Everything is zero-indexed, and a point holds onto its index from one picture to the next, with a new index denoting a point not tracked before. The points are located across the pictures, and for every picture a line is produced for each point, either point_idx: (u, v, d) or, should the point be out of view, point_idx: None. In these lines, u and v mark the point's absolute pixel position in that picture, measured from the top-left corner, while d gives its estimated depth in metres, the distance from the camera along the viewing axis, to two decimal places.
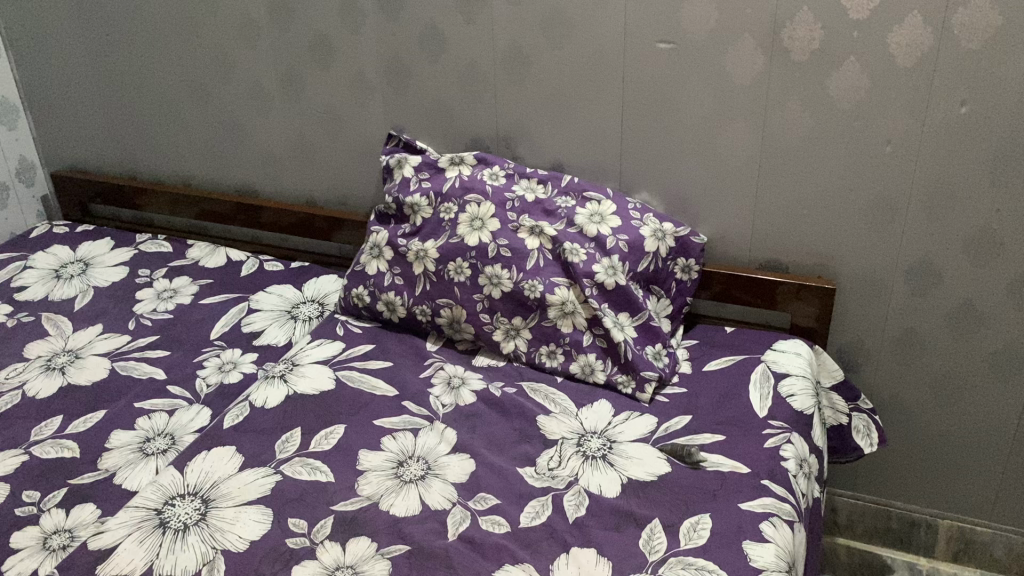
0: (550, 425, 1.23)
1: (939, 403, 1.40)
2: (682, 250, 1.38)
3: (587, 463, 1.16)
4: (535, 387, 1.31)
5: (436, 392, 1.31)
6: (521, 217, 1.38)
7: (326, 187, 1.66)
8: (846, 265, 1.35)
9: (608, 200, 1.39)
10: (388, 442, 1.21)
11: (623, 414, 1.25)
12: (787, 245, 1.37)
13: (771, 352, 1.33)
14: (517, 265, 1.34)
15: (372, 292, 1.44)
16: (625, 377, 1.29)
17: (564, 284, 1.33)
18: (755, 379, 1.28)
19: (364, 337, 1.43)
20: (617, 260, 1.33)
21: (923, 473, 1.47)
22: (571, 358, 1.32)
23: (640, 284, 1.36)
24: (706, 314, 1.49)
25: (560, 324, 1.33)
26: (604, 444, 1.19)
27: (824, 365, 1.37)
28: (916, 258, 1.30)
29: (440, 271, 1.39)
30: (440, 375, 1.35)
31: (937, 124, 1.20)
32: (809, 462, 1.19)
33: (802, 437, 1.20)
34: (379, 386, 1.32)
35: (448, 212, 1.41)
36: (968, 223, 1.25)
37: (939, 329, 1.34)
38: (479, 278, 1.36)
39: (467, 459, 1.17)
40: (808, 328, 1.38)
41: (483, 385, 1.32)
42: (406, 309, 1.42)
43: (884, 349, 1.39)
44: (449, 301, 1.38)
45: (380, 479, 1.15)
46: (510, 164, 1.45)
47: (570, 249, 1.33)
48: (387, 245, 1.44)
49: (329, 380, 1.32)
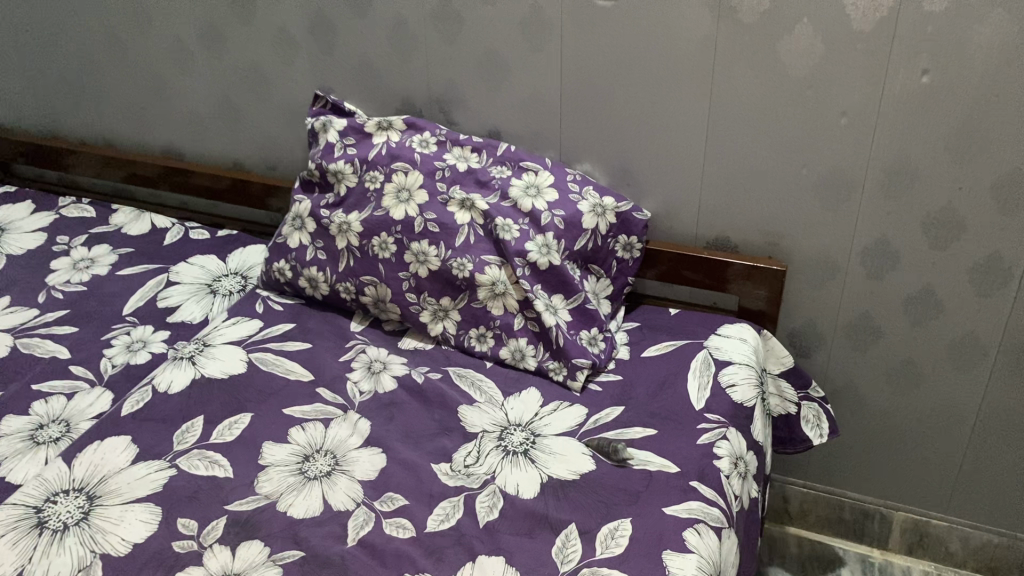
0: (471, 417, 1.14)
1: (895, 392, 1.31)
2: (623, 226, 1.28)
3: (506, 459, 1.07)
4: (462, 373, 1.22)
5: (354, 378, 1.21)
6: (451, 189, 1.28)
7: (254, 151, 1.55)
8: (800, 245, 1.25)
9: (546, 171, 1.29)
10: (296, 434, 1.13)
11: (552, 404, 1.17)
12: (735, 222, 1.28)
13: (714, 339, 1.24)
14: (446, 241, 1.25)
15: (294, 267, 1.35)
16: (556, 364, 1.21)
17: (495, 262, 1.23)
18: (694, 369, 1.20)
19: (284, 316, 1.34)
20: (551, 237, 1.23)
21: (877, 464, 1.39)
22: (501, 343, 1.24)
23: (577, 263, 1.26)
24: (651, 295, 1.40)
25: (490, 306, 1.24)
26: (527, 439, 1.10)
27: (773, 351, 1.28)
28: (873, 238, 1.21)
29: (364, 247, 1.29)
30: (361, 358, 1.25)
31: (896, 95, 1.10)
32: (747, 459, 1.11)
33: (739, 433, 1.12)
34: (294, 370, 1.23)
35: (373, 181, 1.30)
36: (928, 203, 1.15)
37: (895, 315, 1.25)
38: (405, 255, 1.26)
39: (378, 453, 1.09)
40: (757, 311, 1.30)
41: (405, 370, 1.23)
42: (329, 286, 1.32)
43: (837, 335, 1.30)
44: (373, 279, 1.28)
45: (282, 475, 1.07)
46: (442, 130, 1.33)
47: (501, 226, 1.23)
48: (309, 216, 1.34)
49: (241, 364, 1.24)
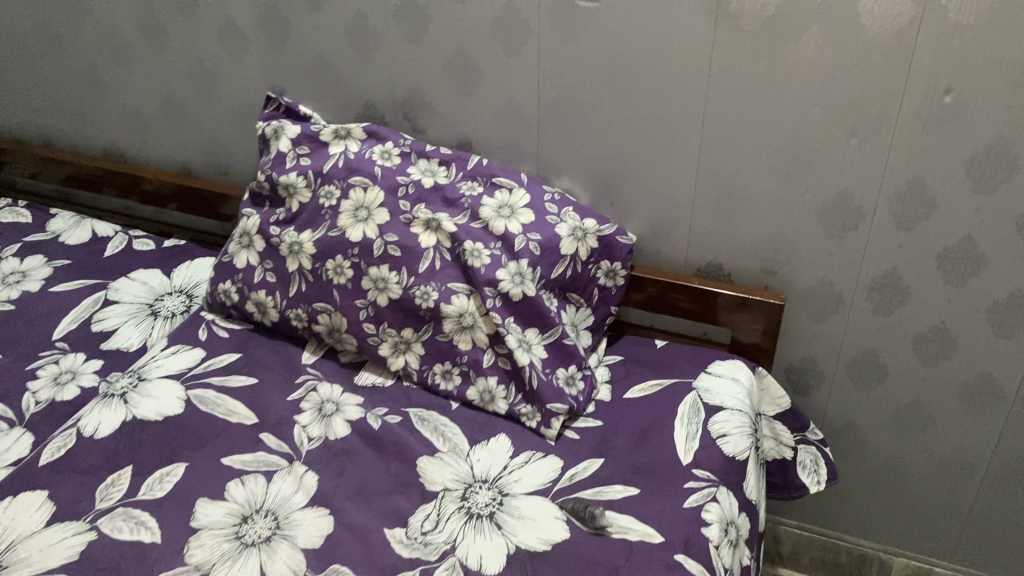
0: (431, 472, 1.02)
1: (901, 435, 1.20)
2: (606, 251, 1.15)
3: (468, 525, 0.96)
4: (424, 416, 1.10)
5: (304, 421, 1.09)
6: (415, 207, 1.14)
7: (203, 153, 1.40)
8: (802, 276, 1.13)
9: (522, 188, 1.15)
10: (234, 489, 1.00)
11: (522, 455, 1.04)
12: (729, 249, 1.15)
13: (703, 379, 1.12)
14: (408, 267, 1.11)
15: (241, 290, 1.22)
16: (529, 408, 1.08)
17: (463, 291, 1.10)
18: (682, 414, 1.08)
19: (230, 345, 1.21)
20: (526, 265, 1.10)
21: (878, 508, 1.28)
22: (468, 381, 1.11)
23: (555, 293, 1.13)
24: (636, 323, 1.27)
25: (456, 339, 1.11)
26: (493, 501, 0.98)
27: (768, 391, 1.17)
28: (883, 272, 1.08)
29: (316, 271, 1.16)
30: (312, 398, 1.13)
31: (914, 115, 0.96)
32: (739, 523, 0.99)
33: (730, 493, 1.00)
34: (236, 412, 1.11)
35: (329, 197, 1.17)
36: (946, 235, 1.03)
37: (903, 354, 1.13)
38: (363, 281, 1.13)
39: (325, 515, 0.97)
40: (751, 345, 1.18)
41: (361, 412, 1.10)
42: (278, 312, 1.19)
43: (839, 372, 1.19)
44: (327, 306, 1.15)
45: (216, 542, 0.94)
46: (406, 140, 1.19)
47: (470, 251, 1.10)
48: (257, 233, 1.21)
49: (178, 403, 1.11)
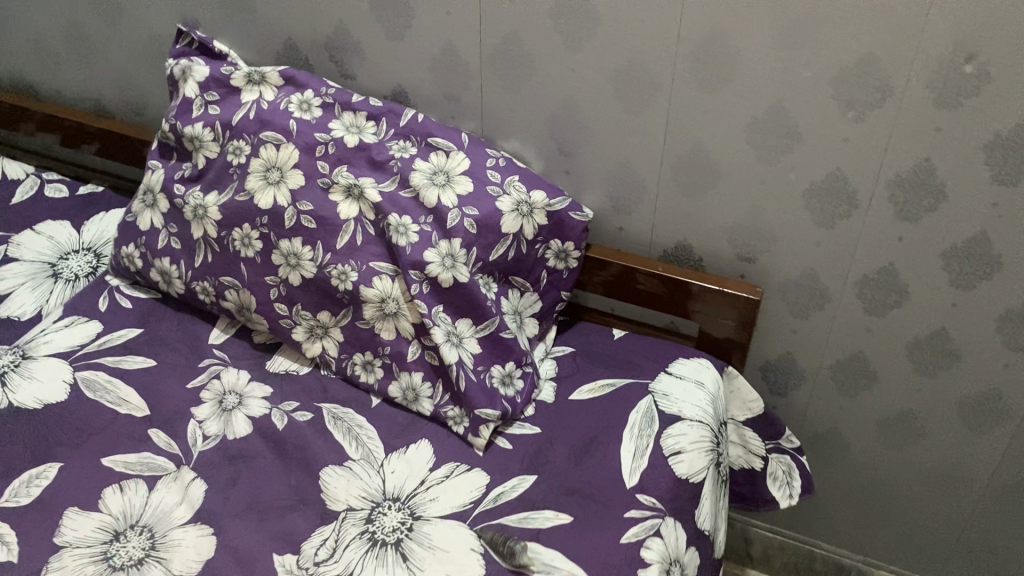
0: (335, 487, 0.89)
1: (888, 446, 1.05)
2: (557, 229, 0.98)
3: (369, 555, 0.83)
4: (339, 415, 0.96)
5: (201, 416, 0.96)
6: (335, 169, 0.97)
7: (117, 91, 1.24)
8: (782, 266, 0.96)
9: (461, 152, 0.98)
10: (110, 498, 0.88)
11: (444, 468, 0.91)
12: (700, 231, 0.99)
13: (661, 382, 0.98)
14: (324, 241, 0.96)
15: (144, 256, 1.07)
16: (457, 411, 0.94)
17: (388, 273, 0.95)
18: (632, 424, 0.93)
19: (131, 318, 1.08)
20: (459, 245, 0.93)
21: (858, 517, 1.14)
22: (391, 375, 0.97)
23: (495, 277, 0.97)
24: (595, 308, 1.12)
25: (378, 327, 0.96)
26: (402, 525, 0.85)
27: (738, 394, 1.02)
28: (877, 268, 0.92)
29: (222, 240, 1.01)
30: (215, 388, 0.99)
31: (925, 86, 0.78)
32: (686, 560, 0.85)
33: (678, 524, 0.86)
34: (127, 401, 0.97)
35: (237, 153, 1.00)
36: (954, 230, 0.85)
37: (896, 359, 0.97)
38: (273, 255, 0.98)
39: (208, 535, 0.85)
40: (722, 340, 1.02)
41: (267, 408, 0.97)
42: (184, 283, 1.05)
43: (821, 374, 1.03)
44: (234, 281, 1.01)
45: (79, 563, 0.82)
46: (330, 88, 1.02)
47: (396, 225, 0.93)
48: (162, 191, 1.06)
49: (61, 388, 0.98)
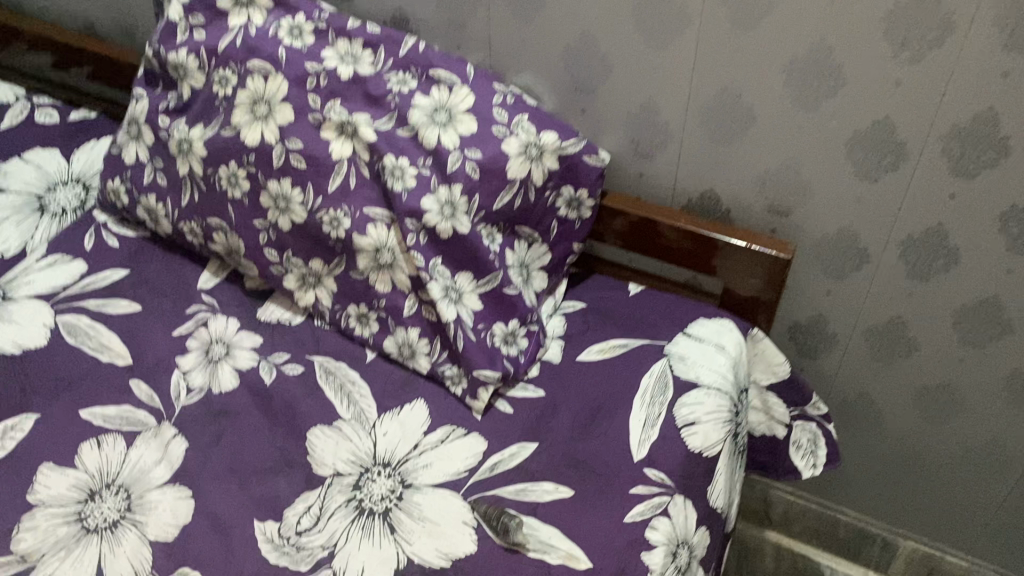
0: (322, 450, 0.83)
1: (923, 416, 0.97)
2: (570, 175, 0.90)
3: (356, 525, 0.78)
4: (331, 370, 0.90)
5: (186, 367, 0.91)
6: (326, 104, 0.88)
7: (106, 10, 1.16)
8: (817, 222, 0.87)
9: (465, 87, 0.88)
10: (87, 453, 0.83)
11: (439, 432, 0.85)
12: (727, 181, 0.89)
13: (678, 344, 0.90)
14: (315, 183, 0.88)
15: (130, 192, 1.01)
16: (455, 371, 0.87)
17: (384, 220, 0.87)
18: (643, 390, 0.86)
19: (118, 258, 1.02)
20: (460, 192, 0.85)
21: (886, 487, 1.08)
22: (386, 331, 0.90)
23: (500, 226, 0.89)
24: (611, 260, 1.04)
25: (373, 279, 0.89)
26: (391, 494, 0.80)
27: (764, 356, 0.94)
28: (924, 228, 0.82)
29: (208, 178, 0.93)
30: (202, 336, 0.93)
31: (996, 25, 0.67)
32: (695, 541, 0.79)
33: (688, 503, 0.80)
34: (109, 348, 0.92)
35: (223, 84, 0.92)
36: (1016, 189, 0.75)
37: (939, 327, 0.89)
38: (261, 197, 0.91)
39: (185, 498, 0.80)
40: (748, 299, 0.93)
41: (254, 361, 0.91)
42: (171, 223, 0.99)
43: (855, 338, 0.95)
44: (221, 223, 0.94)
45: (52, 524, 0.78)
46: (324, 12, 0.92)
47: (390, 168, 0.85)
48: (146, 123, 0.98)
49: (41, 333, 0.93)
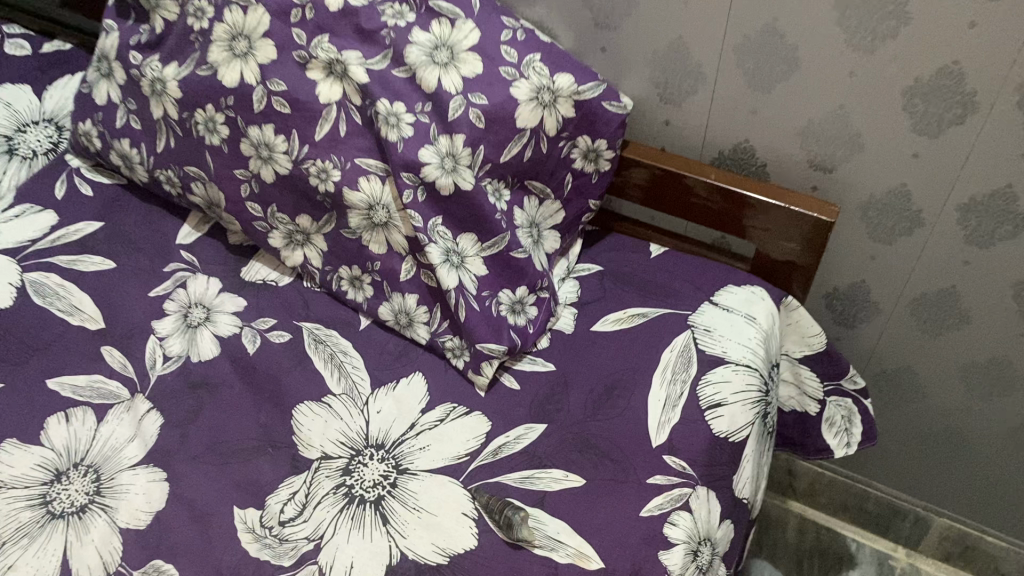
0: (309, 430, 0.76)
1: (970, 393, 0.89)
2: (587, 123, 0.80)
3: (345, 515, 0.71)
4: (321, 338, 0.82)
5: (162, 333, 0.83)
6: (313, 40, 0.77)
7: None
8: (865, 181, 0.77)
9: (470, 21, 0.77)
10: (54, 428, 0.76)
11: (439, 410, 0.77)
12: (766, 132, 0.79)
13: (704, 314, 0.81)
14: (300, 130, 0.78)
15: (102, 136, 0.91)
16: (456, 342, 0.79)
17: (377, 173, 0.77)
18: (664, 365, 0.78)
19: (92, 208, 0.93)
20: (462, 143, 0.76)
21: (923, 463, 1.00)
22: (381, 296, 0.82)
23: (508, 181, 0.79)
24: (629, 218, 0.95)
25: (367, 239, 0.80)
26: (384, 480, 0.73)
27: (796, 327, 0.85)
28: (990, 190, 0.72)
29: (185, 123, 0.84)
30: (180, 298, 0.85)
31: None
32: (718, 536, 0.72)
33: (712, 496, 0.72)
34: (80, 311, 0.84)
35: (199, 16, 0.81)
36: None
37: (997, 299, 0.79)
38: (242, 145, 0.81)
39: (159, 481, 0.73)
40: (782, 264, 0.84)
41: (236, 327, 0.83)
42: (147, 171, 0.90)
43: (899, 308, 0.86)
44: (200, 173, 0.85)
45: (13, 508, 0.71)
46: None
47: (384, 115, 0.75)
48: (116, 59, 0.88)
49: (7, 293, 0.85)
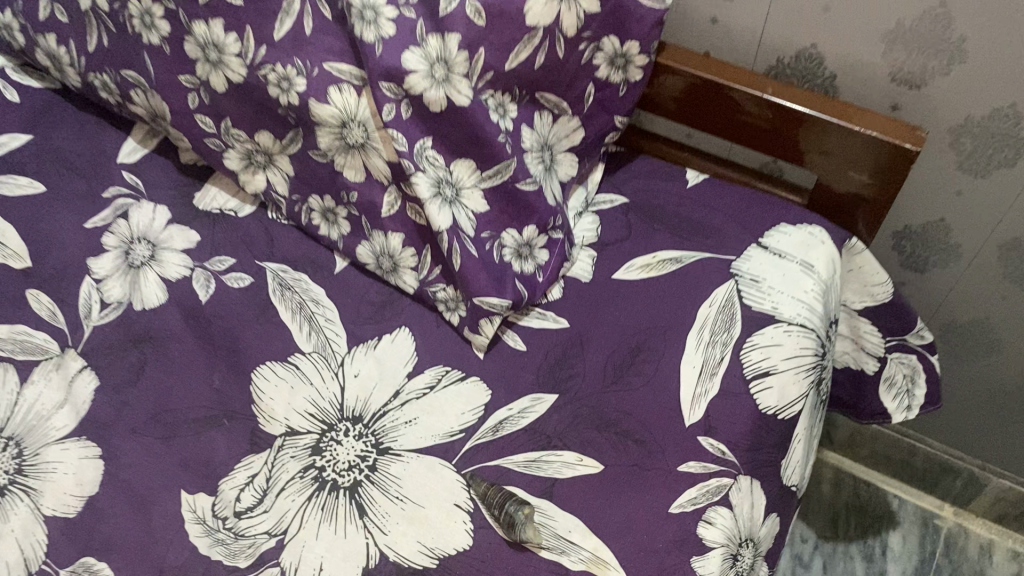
0: (273, 399, 0.64)
1: None
2: (616, 20, 0.63)
3: (314, 504, 0.59)
4: (289, 284, 0.69)
5: (99, 273, 0.69)
6: None
7: None
8: (964, 99, 0.61)
9: None
10: None
11: (429, 374, 0.65)
12: (841, 35, 0.63)
13: (750, 261, 0.66)
14: (255, 27, 0.62)
15: (24, 30, 0.75)
16: (449, 293, 0.66)
17: (352, 82, 0.61)
18: (698, 323, 0.64)
19: (19, 119, 0.78)
20: (456, 46, 0.59)
21: (989, 419, 0.90)
22: (360, 233, 0.68)
23: (515, 95, 0.63)
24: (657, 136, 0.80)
25: (341, 164, 0.65)
26: (361, 462, 0.61)
27: (858, 274, 0.71)
28: None
29: (117, 16, 0.68)
30: (121, 231, 0.71)
31: None
32: (762, 534, 0.59)
33: (757, 486, 0.59)
34: (3, 246, 0.71)
35: None
36: None
37: None
38: (186, 45, 0.65)
39: (92, 460, 0.61)
40: (845, 199, 0.69)
41: (188, 268, 0.70)
42: (79, 75, 0.74)
43: (985, 253, 0.72)
44: (139, 78, 0.70)
45: None
46: None
47: (359, 8, 0.58)
48: None
49: None
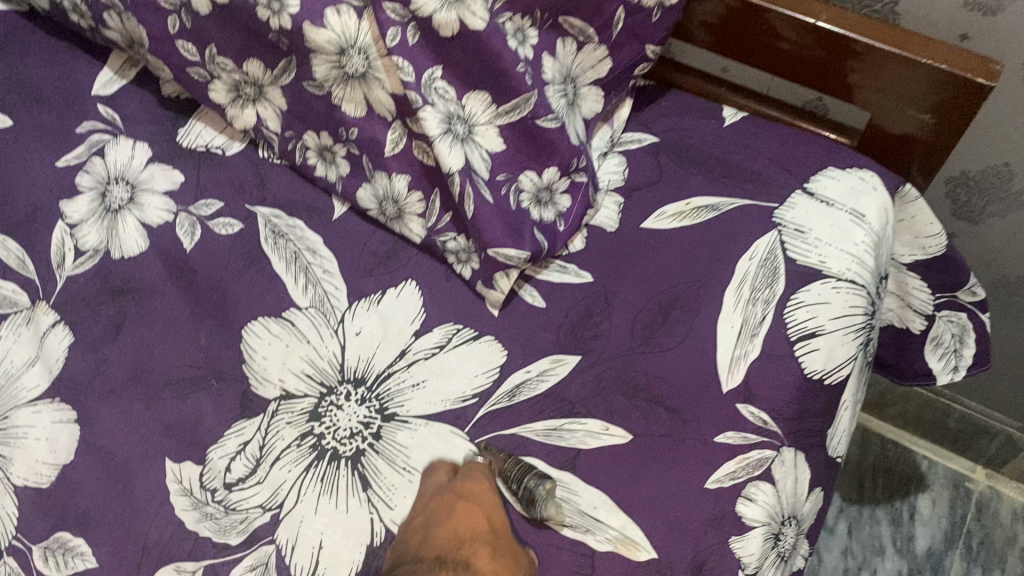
0: (266, 358, 0.58)
1: None
2: None
3: (312, 475, 0.54)
4: (283, 231, 0.62)
5: (72, 217, 0.63)
6: None
7: None
8: None
9: None
10: None
11: (439, 333, 0.58)
12: None
13: (795, 209, 0.59)
14: None
15: None
16: (461, 242, 0.59)
17: (351, 3, 0.54)
18: (738, 279, 0.57)
19: None
20: None
21: None
22: (360, 174, 0.61)
23: (535, 19, 0.56)
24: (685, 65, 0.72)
25: (338, 96, 0.57)
26: (364, 429, 0.55)
27: (909, 224, 0.65)
28: None
29: None
30: (96, 170, 0.64)
31: None
32: (806, 511, 0.54)
33: (803, 460, 0.54)
34: None
35: None
36: None
37: None
38: None
39: (67, 424, 0.56)
40: (897, 139, 0.63)
41: (170, 212, 0.63)
42: None
43: None
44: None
45: None
46: None
47: None
48: None
49: None
